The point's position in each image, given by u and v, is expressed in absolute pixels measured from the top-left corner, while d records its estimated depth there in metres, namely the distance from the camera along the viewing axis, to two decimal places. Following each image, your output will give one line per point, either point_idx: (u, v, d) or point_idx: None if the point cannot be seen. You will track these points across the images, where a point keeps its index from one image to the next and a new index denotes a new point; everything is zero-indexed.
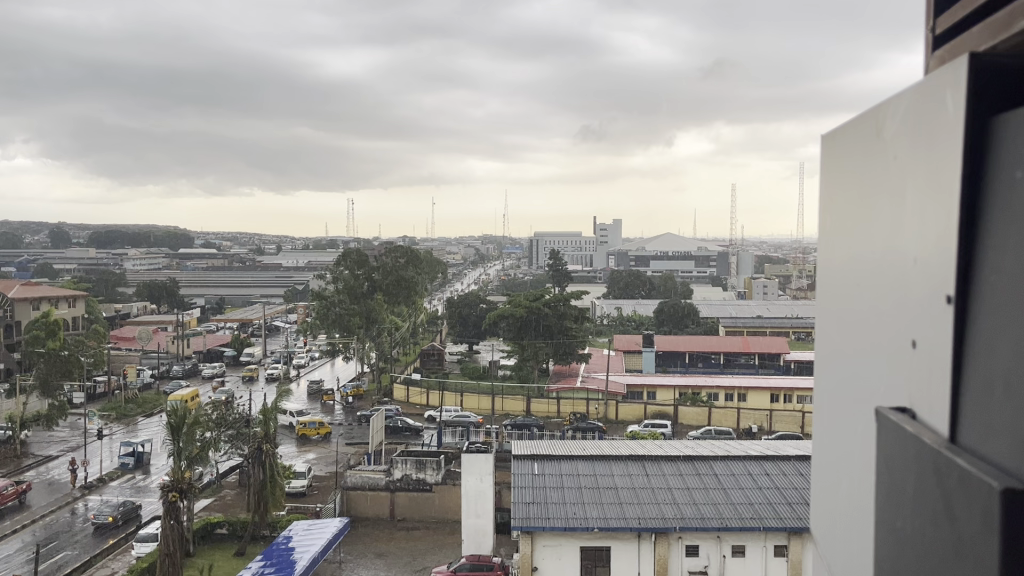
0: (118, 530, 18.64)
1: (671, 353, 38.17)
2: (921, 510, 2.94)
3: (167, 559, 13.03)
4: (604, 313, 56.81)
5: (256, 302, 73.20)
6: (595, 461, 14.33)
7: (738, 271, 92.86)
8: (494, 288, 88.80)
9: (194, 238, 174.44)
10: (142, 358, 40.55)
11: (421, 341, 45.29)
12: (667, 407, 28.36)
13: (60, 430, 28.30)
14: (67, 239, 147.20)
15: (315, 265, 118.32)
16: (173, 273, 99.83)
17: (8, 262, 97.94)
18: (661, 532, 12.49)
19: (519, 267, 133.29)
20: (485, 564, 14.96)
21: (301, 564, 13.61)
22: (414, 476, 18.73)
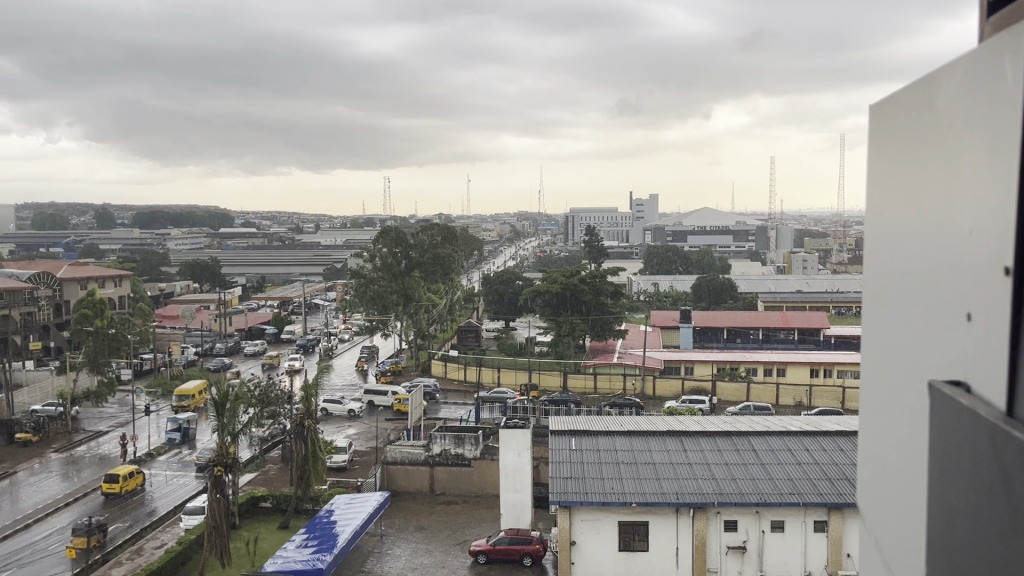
0: (159, 505, 18.88)
1: (709, 329, 37.88)
2: (977, 484, 2.92)
3: (215, 531, 13.33)
4: (641, 289, 56.53)
5: (296, 280, 74.15)
6: (632, 436, 14.34)
7: (777, 247, 91.74)
8: (529, 265, 88.93)
9: (234, 217, 177.21)
10: (185, 336, 41.36)
11: (458, 317, 45.58)
12: (705, 382, 28.26)
13: (109, 406, 29.06)
14: (112, 221, 150.17)
15: (353, 244, 119.31)
16: (213, 252, 101.47)
17: (56, 242, 100.08)
18: (699, 507, 12.48)
19: (555, 243, 132.92)
20: (524, 538, 15.14)
21: (343, 537, 13.86)
22: (453, 452, 18.90)
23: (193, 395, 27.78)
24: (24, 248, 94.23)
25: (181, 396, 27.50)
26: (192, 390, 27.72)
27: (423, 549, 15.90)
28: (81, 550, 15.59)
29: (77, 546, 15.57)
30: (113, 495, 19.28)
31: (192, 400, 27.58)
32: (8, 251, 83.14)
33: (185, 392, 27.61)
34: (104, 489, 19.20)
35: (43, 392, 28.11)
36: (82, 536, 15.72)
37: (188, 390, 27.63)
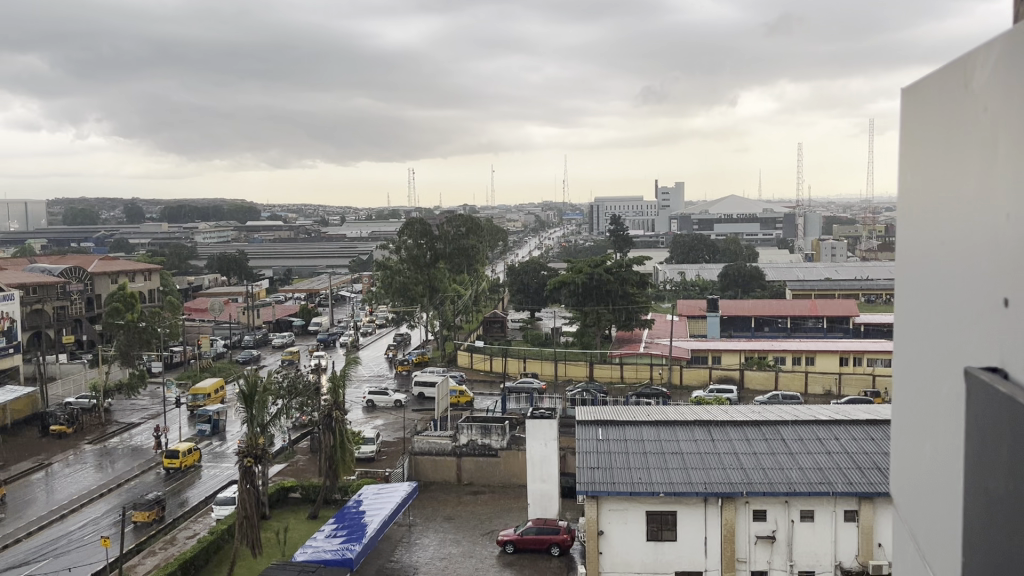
0: (192, 495, 19.18)
1: (736, 317, 37.62)
2: (1016, 473, 2.85)
3: (245, 521, 13.45)
4: (667, 278, 56.21)
5: (322, 272, 74.63)
6: (660, 426, 14.28)
7: (805, 235, 90.79)
8: (555, 255, 88.79)
9: (260, 211, 178.33)
10: (215, 328, 41.85)
11: (484, 308, 45.66)
12: (732, 371, 28.11)
13: (141, 398, 29.49)
14: (141, 215, 151.87)
15: (379, 235, 119.78)
16: (241, 245, 102.40)
17: (86, 237, 101.43)
18: (727, 497, 12.42)
19: (581, 233, 132.57)
20: (552, 528, 15.18)
21: (372, 527, 13.95)
22: (480, 442, 19.05)
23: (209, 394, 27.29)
24: (56, 243, 95.63)
25: (196, 395, 27.01)
26: (207, 389, 27.21)
27: (451, 539, 15.99)
28: (143, 522, 17.07)
29: (139, 518, 17.04)
30: (173, 470, 21.04)
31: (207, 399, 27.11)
32: (40, 246, 84.55)
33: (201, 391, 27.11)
34: (166, 463, 20.96)
35: (76, 385, 28.57)
36: (144, 511, 17.19)
37: (203, 390, 27.11)
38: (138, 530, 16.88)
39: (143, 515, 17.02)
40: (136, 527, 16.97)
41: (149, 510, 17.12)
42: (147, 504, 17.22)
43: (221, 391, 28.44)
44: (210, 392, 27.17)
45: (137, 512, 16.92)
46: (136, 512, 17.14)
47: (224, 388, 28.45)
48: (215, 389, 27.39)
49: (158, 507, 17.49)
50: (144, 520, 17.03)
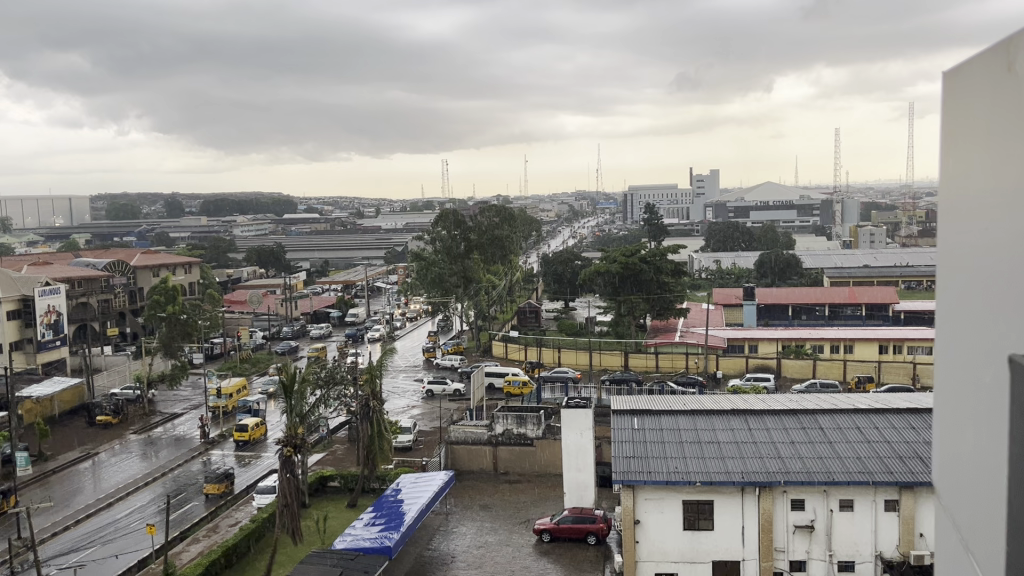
0: (235, 482, 19.52)
1: (773, 306, 37.24)
2: None
3: (285, 509, 13.66)
4: (703, 266, 55.80)
5: (358, 264, 75.27)
6: (696, 416, 14.21)
7: (843, 221, 89.45)
8: (589, 245, 88.55)
9: (296, 204, 180.27)
10: (254, 320, 42.51)
11: (517, 298, 45.78)
12: (769, 360, 27.85)
13: (183, 389, 30.09)
14: (180, 209, 154.34)
15: (413, 227, 120.40)
16: (278, 238, 103.62)
17: (128, 231, 103.33)
18: (765, 487, 12.34)
19: (614, 222, 132.05)
20: (588, 516, 15.21)
21: (410, 515, 14.12)
22: (515, 431, 18.98)
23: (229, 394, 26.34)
24: (99, 238, 97.58)
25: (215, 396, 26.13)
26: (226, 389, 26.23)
27: (488, 527, 16.09)
28: (214, 494, 18.48)
29: (211, 490, 18.47)
30: (244, 442, 23.03)
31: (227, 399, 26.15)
32: (84, 240, 86.41)
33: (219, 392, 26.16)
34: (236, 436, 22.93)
35: (121, 376, 29.27)
36: (215, 483, 18.59)
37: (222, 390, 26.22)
38: (209, 501, 18.30)
39: (214, 487, 18.42)
40: (208, 498, 18.41)
41: (218, 483, 18.50)
42: (218, 478, 18.62)
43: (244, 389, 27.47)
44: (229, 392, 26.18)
45: (208, 484, 18.32)
46: (208, 485, 18.54)
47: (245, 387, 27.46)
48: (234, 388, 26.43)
49: (226, 481, 18.83)
50: (214, 492, 18.41)
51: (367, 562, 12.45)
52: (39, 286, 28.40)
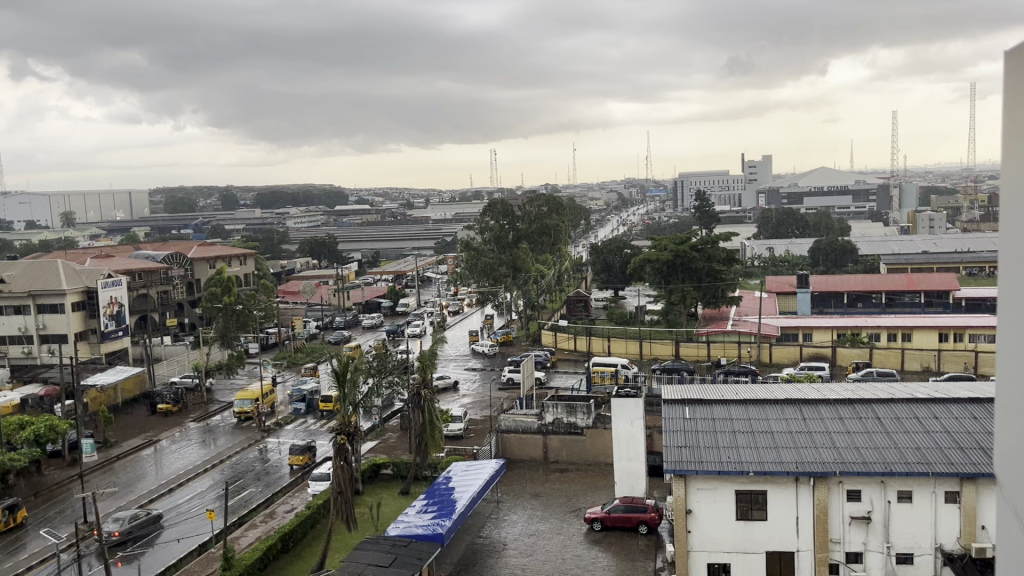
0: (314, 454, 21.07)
1: (828, 293, 36.49)
2: None
3: (339, 497, 13.90)
4: (756, 254, 55.01)
5: (409, 254, 75.96)
6: (749, 405, 14.03)
7: (901, 206, 87.23)
8: (639, 232, 87.91)
9: (347, 195, 182.25)
10: (308, 310, 43.23)
11: (566, 287, 45.74)
12: (824, 348, 27.42)
13: (239, 377, 30.77)
14: (235, 202, 157.55)
15: (462, 216, 120.87)
16: (331, 230, 104.96)
17: (185, 224, 105.65)
18: (820, 477, 12.15)
19: (664, 210, 130.85)
20: (638, 506, 15.17)
21: (462, 503, 14.23)
22: (565, 420, 19.02)
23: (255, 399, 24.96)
24: (158, 230, 100.08)
25: (241, 401, 24.79)
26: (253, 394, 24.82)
27: (539, 516, 16.13)
28: (298, 465, 20.23)
29: (294, 462, 20.18)
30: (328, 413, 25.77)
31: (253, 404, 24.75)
32: (144, 234, 88.73)
33: (245, 396, 24.86)
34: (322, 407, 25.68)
35: (181, 365, 30.11)
36: (299, 455, 20.34)
37: (248, 395, 24.89)
38: (293, 471, 20.03)
39: (299, 458, 20.19)
40: (292, 469, 20.15)
41: (302, 454, 20.25)
42: (301, 450, 20.36)
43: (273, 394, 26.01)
44: (256, 396, 24.80)
45: (293, 455, 20.11)
46: (292, 456, 20.28)
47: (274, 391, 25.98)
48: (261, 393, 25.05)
49: (309, 453, 20.58)
50: (298, 463, 20.16)
51: (419, 549, 12.58)
52: (102, 278, 29.13)
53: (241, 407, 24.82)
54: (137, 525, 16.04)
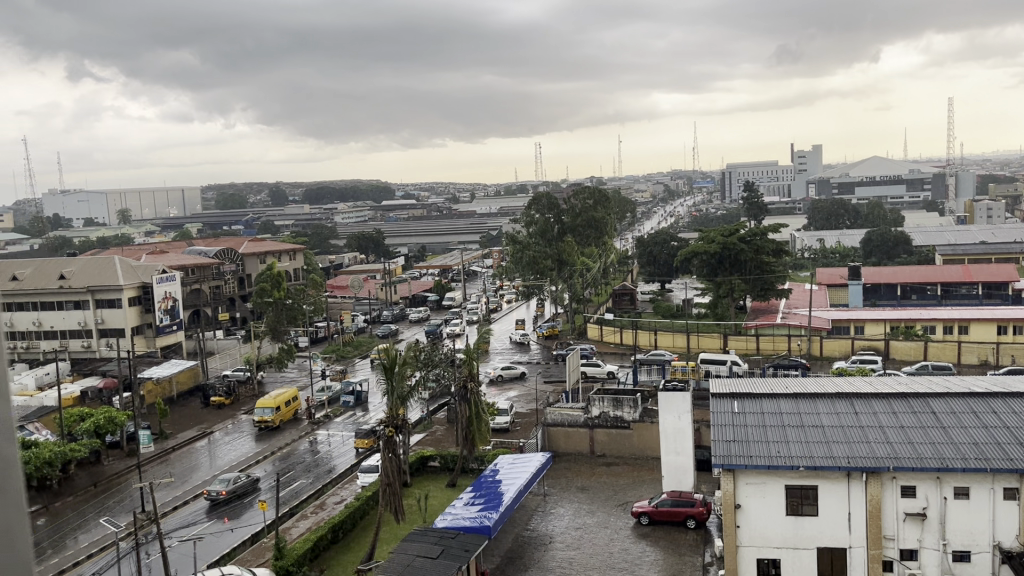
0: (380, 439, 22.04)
1: (881, 285, 35.70)
2: None
3: (389, 488, 14.05)
4: (806, 246, 54.11)
5: (455, 249, 76.29)
6: (799, 399, 13.83)
7: (956, 196, 84.99)
8: (685, 225, 87.04)
9: (393, 190, 183.45)
10: (355, 304, 43.69)
11: (612, 280, 45.56)
12: (877, 341, 26.94)
13: (289, 371, 31.26)
14: (284, 198, 159.89)
15: (507, 210, 120.93)
16: (377, 225, 105.90)
17: (236, 220, 107.38)
18: (873, 472, 11.93)
19: (711, 202, 129.25)
20: (686, 500, 15.08)
21: (509, 495, 14.28)
22: (612, 414, 18.96)
23: (276, 407, 23.63)
24: (210, 227, 102.06)
25: (261, 410, 23.46)
26: (273, 402, 23.58)
27: (586, 509, 16.12)
28: (363, 448, 21.20)
29: (361, 445, 21.17)
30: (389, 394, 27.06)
31: (274, 412, 23.41)
32: (196, 231, 90.46)
33: (266, 404, 23.54)
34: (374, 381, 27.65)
35: (233, 359, 30.77)
36: (365, 439, 21.25)
37: (269, 403, 23.57)
38: (359, 454, 21.02)
39: (365, 442, 21.14)
40: (359, 452, 21.13)
41: (367, 438, 21.17)
42: (368, 434, 21.26)
43: (294, 401, 24.72)
44: (277, 405, 23.50)
45: (360, 439, 21.07)
46: (359, 440, 21.28)
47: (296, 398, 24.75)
48: (282, 401, 23.75)
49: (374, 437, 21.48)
50: (364, 446, 21.12)
51: (466, 540, 12.68)
52: (156, 274, 29.97)
53: (261, 416, 23.50)
54: (240, 487, 18.04)
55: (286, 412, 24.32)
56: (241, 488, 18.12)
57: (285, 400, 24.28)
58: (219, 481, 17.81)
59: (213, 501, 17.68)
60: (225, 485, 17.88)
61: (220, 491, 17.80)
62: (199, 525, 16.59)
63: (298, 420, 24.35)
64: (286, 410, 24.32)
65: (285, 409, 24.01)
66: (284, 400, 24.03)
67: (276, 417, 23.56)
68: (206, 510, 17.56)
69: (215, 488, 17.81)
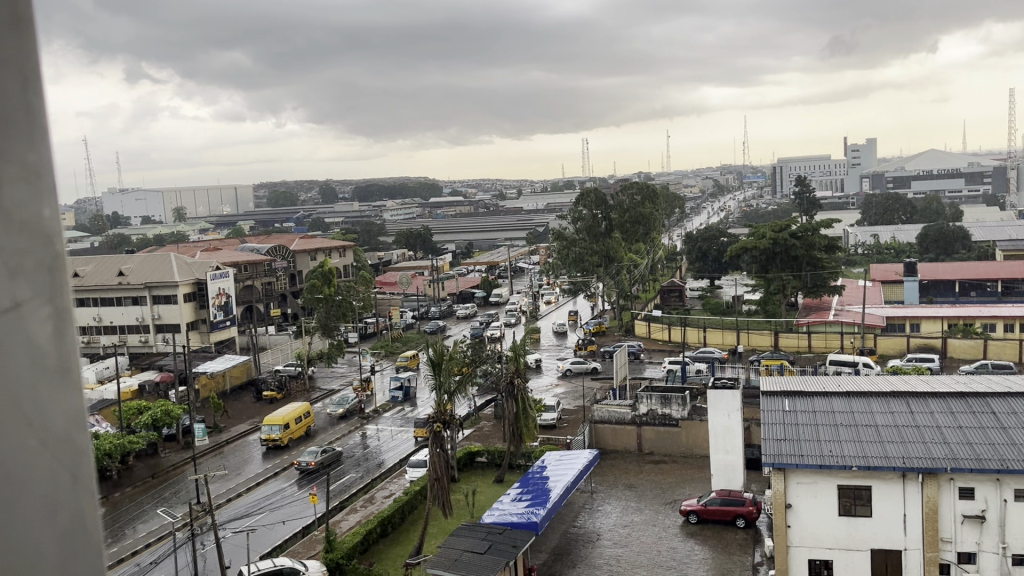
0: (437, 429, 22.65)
1: (938, 282, 34.82)
2: None
3: (436, 483, 14.11)
4: (859, 241, 53.07)
5: (502, 245, 76.50)
6: (852, 397, 13.57)
7: (1018, 188, 82.45)
8: (735, 220, 86.03)
9: (441, 188, 184.46)
10: (404, 300, 44.09)
11: (660, 277, 45.29)
12: (933, 339, 26.29)
13: (339, 366, 31.69)
14: (334, 196, 161.97)
15: (554, 207, 120.68)
16: (426, 222, 106.66)
17: (288, 217, 109.10)
18: (929, 473, 11.65)
19: (763, 197, 127.29)
20: (736, 499, 14.89)
21: (556, 491, 14.26)
22: (660, 411, 18.85)
23: (285, 425, 21.80)
24: (262, 224, 104.06)
25: (269, 426, 21.63)
26: (282, 418, 21.78)
27: (634, 506, 16.05)
28: (423, 437, 21.70)
29: (418, 434, 21.72)
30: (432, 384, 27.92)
31: (282, 430, 21.60)
32: (249, 228, 92.04)
33: (274, 421, 21.72)
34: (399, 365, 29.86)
35: (284, 354, 31.30)
36: (422, 428, 21.76)
37: (278, 420, 21.75)
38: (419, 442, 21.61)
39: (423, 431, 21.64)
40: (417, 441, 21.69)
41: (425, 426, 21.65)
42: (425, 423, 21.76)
43: (305, 418, 22.85)
44: (287, 421, 21.71)
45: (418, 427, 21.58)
46: (417, 429, 21.77)
47: (308, 413, 22.96)
48: (292, 418, 21.92)
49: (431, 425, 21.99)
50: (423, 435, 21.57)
51: (514, 535, 12.72)
52: (211, 270, 30.58)
53: (269, 434, 21.65)
54: (326, 458, 19.80)
55: (296, 430, 22.46)
56: (328, 458, 19.87)
57: (295, 417, 22.40)
58: (309, 454, 19.55)
59: (303, 470, 19.50)
60: (314, 456, 19.66)
61: (309, 462, 19.57)
62: (250, 517, 16.88)
63: (309, 439, 22.52)
64: (296, 428, 22.42)
65: (295, 426, 22.19)
66: (294, 417, 22.19)
67: (284, 436, 21.71)
68: (296, 478, 19.35)
69: (304, 459, 19.61)
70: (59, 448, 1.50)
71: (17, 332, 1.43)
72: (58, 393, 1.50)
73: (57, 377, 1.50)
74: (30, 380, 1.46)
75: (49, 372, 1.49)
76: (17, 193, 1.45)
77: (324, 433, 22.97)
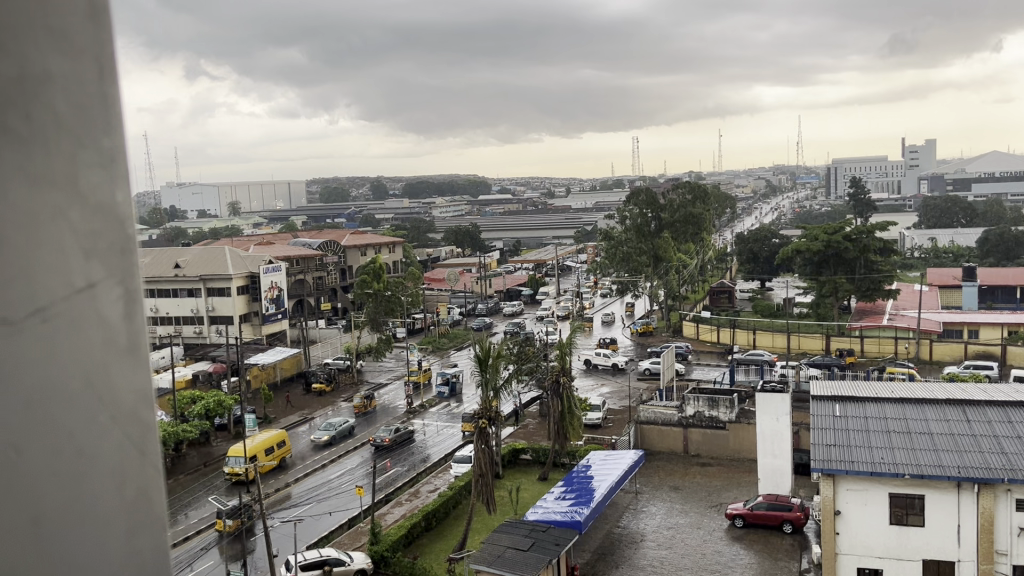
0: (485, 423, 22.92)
1: (998, 287, 33.81)
2: None
3: (481, 478, 14.18)
4: (916, 245, 51.85)
5: (550, 243, 76.51)
6: (906, 404, 13.26)
7: None
8: (788, 221, 84.74)
9: (490, 185, 184.98)
10: (451, 297, 44.36)
11: (709, 278, 44.85)
12: (993, 346, 25.56)
13: (387, 360, 31.99)
14: (385, 192, 163.42)
15: (602, 206, 120.12)
16: (474, 219, 107.16)
17: (340, 213, 110.54)
18: (985, 484, 11.34)
19: (817, 199, 125.05)
20: (783, 505, 14.69)
21: (600, 492, 14.17)
22: (707, 413, 18.64)
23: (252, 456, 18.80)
24: (316, 219, 105.46)
25: (233, 458, 18.69)
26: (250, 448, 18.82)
27: (679, 509, 15.90)
28: (470, 431, 21.97)
29: (466, 428, 22.09)
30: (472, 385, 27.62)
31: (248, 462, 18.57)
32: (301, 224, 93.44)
33: (240, 452, 18.79)
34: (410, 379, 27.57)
35: (333, 347, 31.74)
36: (469, 423, 22.11)
37: (243, 450, 18.81)
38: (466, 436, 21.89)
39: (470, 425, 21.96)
40: (464, 434, 22.07)
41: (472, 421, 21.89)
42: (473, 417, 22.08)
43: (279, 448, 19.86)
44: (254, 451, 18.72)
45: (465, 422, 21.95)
46: (464, 423, 22.13)
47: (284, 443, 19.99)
48: (260, 448, 18.92)
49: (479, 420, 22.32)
50: (470, 430, 21.96)
51: (557, 535, 12.67)
52: (264, 264, 31.16)
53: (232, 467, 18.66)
54: (400, 435, 21.15)
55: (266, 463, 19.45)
56: (400, 436, 21.22)
57: (266, 447, 19.40)
58: (385, 430, 21.01)
59: (377, 446, 20.95)
60: (389, 433, 21.08)
61: (385, 438, 21.00)
62: (298, 509, 17.09)
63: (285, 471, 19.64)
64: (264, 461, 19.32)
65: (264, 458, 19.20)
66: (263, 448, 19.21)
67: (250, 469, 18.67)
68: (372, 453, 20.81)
69: (381, 435, 21.04)
70: (128, 423, 1.55)
71: (90, 313, 1.48)
72: (128, 368, 1.55)
73: (125, 355, 1.55)
74: (102, 358, 1.50)
75: (119, 351, 1.54)
76: (93, 175, 1.50)
77: (300, 466, 20.02)
